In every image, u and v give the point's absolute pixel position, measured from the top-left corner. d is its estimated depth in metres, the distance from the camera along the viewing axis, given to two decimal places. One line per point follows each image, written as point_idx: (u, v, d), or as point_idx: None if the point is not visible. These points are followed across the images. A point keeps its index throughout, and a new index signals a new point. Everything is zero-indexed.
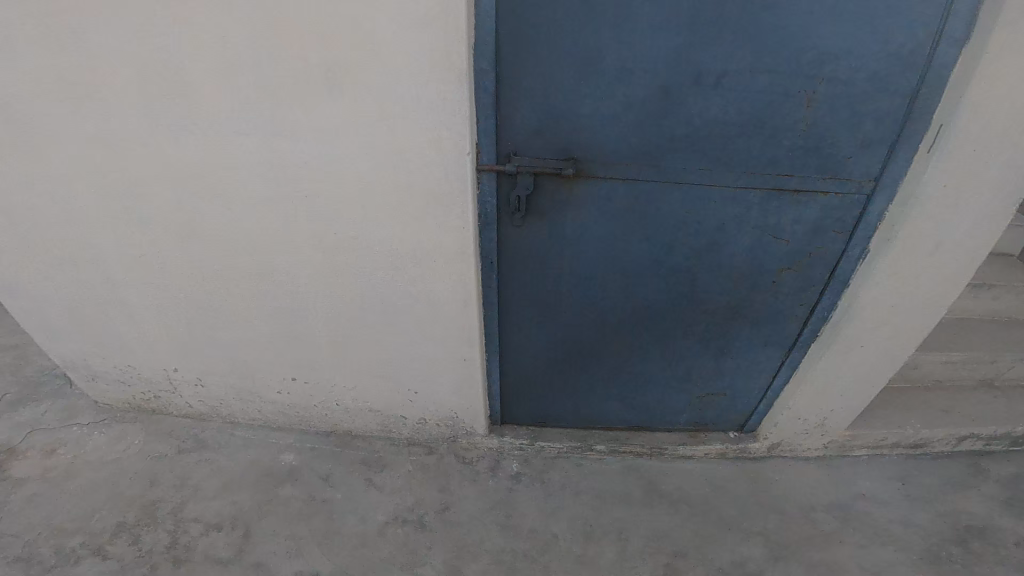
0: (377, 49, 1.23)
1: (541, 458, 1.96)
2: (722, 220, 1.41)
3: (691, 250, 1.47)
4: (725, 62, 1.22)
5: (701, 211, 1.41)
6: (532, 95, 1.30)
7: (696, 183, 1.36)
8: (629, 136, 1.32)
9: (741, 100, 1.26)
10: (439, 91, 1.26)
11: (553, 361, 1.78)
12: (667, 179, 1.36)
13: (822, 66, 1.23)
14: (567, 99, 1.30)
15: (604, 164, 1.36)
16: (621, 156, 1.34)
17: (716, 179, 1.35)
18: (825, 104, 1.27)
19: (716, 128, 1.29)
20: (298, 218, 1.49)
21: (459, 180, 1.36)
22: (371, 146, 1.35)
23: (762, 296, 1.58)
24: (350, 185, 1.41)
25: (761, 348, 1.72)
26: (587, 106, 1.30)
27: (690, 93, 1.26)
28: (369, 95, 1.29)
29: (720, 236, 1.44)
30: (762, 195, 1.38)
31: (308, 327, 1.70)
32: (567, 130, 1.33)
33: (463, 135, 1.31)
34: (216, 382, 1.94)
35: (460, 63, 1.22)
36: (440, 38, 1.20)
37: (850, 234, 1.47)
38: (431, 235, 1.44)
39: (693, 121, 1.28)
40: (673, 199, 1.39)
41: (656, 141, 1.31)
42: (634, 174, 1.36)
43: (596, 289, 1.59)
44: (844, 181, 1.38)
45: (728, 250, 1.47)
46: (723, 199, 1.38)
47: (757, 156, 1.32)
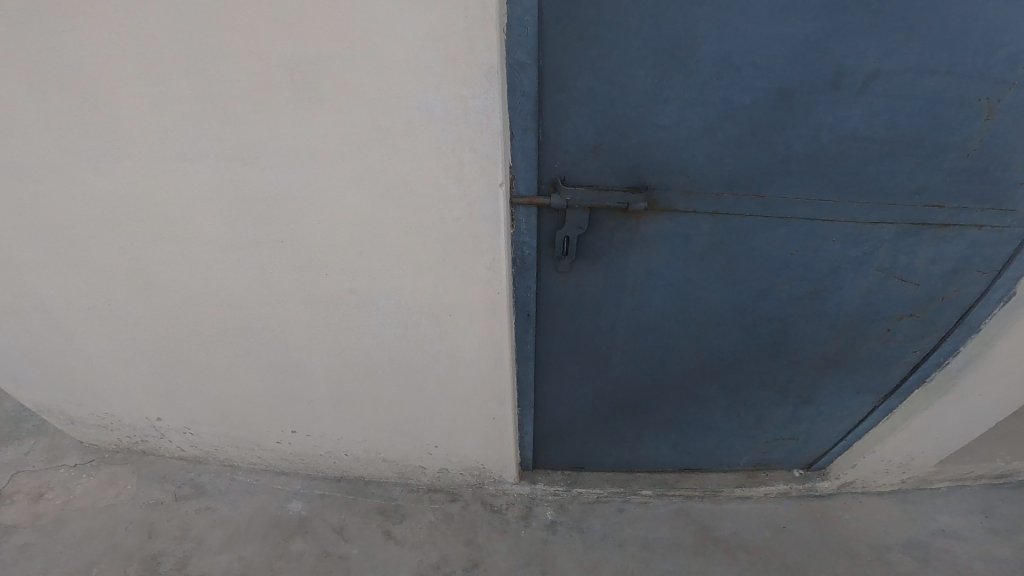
0: (365, 42, 0.84)
1: (579, 504, 1.70)
2: (836, 262, 1.10)
3: (789, 297, 1.17)
4: (878, 58, 0.86)
5: (812, 252, 1.09)
6: (595, 104, 0.94)
7: (814, 220, 1.04)
8: (724, 158, 0.97)
9: (893, 111, 0.91)
10: (458, 98, 0.88)
11: (598, 411, 1.48)
12: (773, 213, 1.03)
13: (1020, 64, 0.86)
14: (643, 107, 0.93)
15: (687, 194, 1.01)
16: (713, 185, 1.00)
17: (842, 214, 1.03)
18: (1012, 116, 0.91)
19: (858, 150, 0.95)
20: (277, 265, 1.14)
21: (487, 220, 1.00)
22: (364, 176, 0.98)
23: (866, 344, 1.28)
24: (340, 227, 1.06)
25: (849, 394, 1.44)
26: (670, 117, 0.94)
27: (824, 102, 0.90)
28: (358, 108, 0.91)
29: (831, 280, 1.14)
30: (896, 231, 1.06)
31: (306, 383, 1.43)
32: (640, 148, 0.97)
33: (494, 160, 0.93)
34: (208, 431, 1.71)
35: (488, 57, 0.83)
36: (458, 21, 0.80)
37: (1000, 274, 1.13)
38: (451, 287, 1.11)
39: (823, 139, 0.94)
40: (777, 238, 1.07)
41: (763, 164, 0.97)
42: (727, 207, 1.02)
43: (659, 338, 1.27)
44: (1011, 214, 1.03)
45: (839, 295, 1.16)
46: (844, 241, 1.07)
47: (902, 184, 0.99)
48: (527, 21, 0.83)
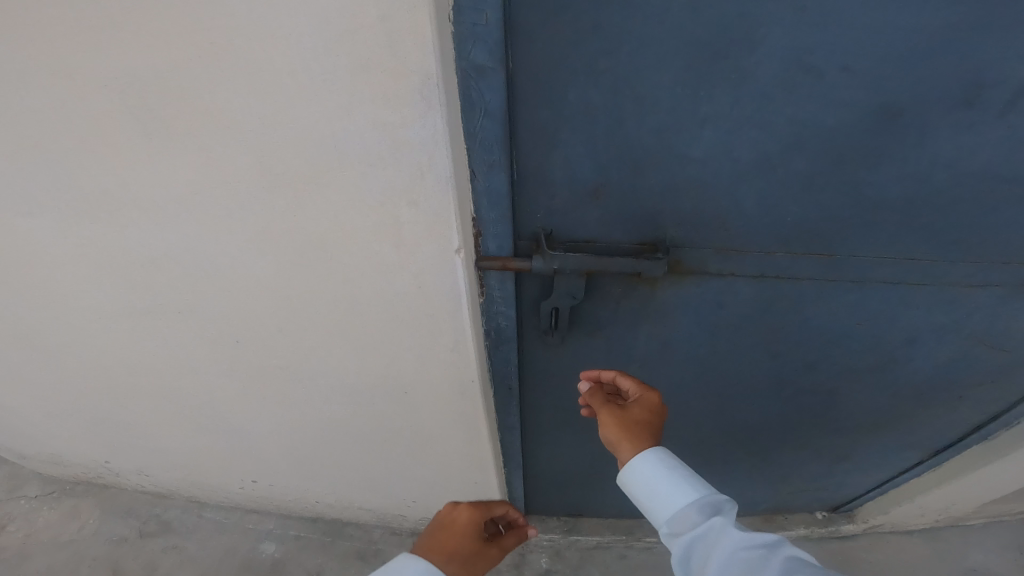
0: (219, 44, 0.51)
1: (577, 551, 1.51)
2: (917, 332, 0.85)
3: (842, 368, 0.92)
4: None
5: (886, 319, 0.82)
6: (596, 131, 0.63)
7: (897, 283, 0.76)
8: (782, 203, 0.66)
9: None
10: (380, 126, 0.56)
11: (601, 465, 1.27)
12: (842, 277, 0.75)
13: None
14: (666, 134, 0.62)
15: (724, 253, 0.72)
16: (763, 241, 0.70)
17: (940, 275, 0.75)
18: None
19: (981, 194, 0.65)
20: (184, 340, 0.92)
21: (443, 293, 0.72)
22: (266, 238, 0.69)
23: (923, 408, 1.06)
24: (250, 299, 0.79)
25: (894, 450, 1.22)
26: (707, 149, 0.62)
27: (946, 128, 0.59)
28: (234, 147, 0.59)
29: (901, 352, 0.90)
30: (1002, 295, 0.78)
31: (258, 442, 1.24)
32: (659, 191, 0.67)
33: (445, 216, 0.64)
34: (164, 474, 1.53)
35: (423, 63, 0.51)
36: (366, 6, 0.48)
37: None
38: (405, 367, 0.85)
39: (935, 179, 0.64)
40: (841, 304, 0.80)
41: (839, 212, 0.67)
42: (780, 269, 0.74)
43: (674, 405, 1.02)
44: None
45: (911, 366, 0.93)
46: (933, 306, 0.80)
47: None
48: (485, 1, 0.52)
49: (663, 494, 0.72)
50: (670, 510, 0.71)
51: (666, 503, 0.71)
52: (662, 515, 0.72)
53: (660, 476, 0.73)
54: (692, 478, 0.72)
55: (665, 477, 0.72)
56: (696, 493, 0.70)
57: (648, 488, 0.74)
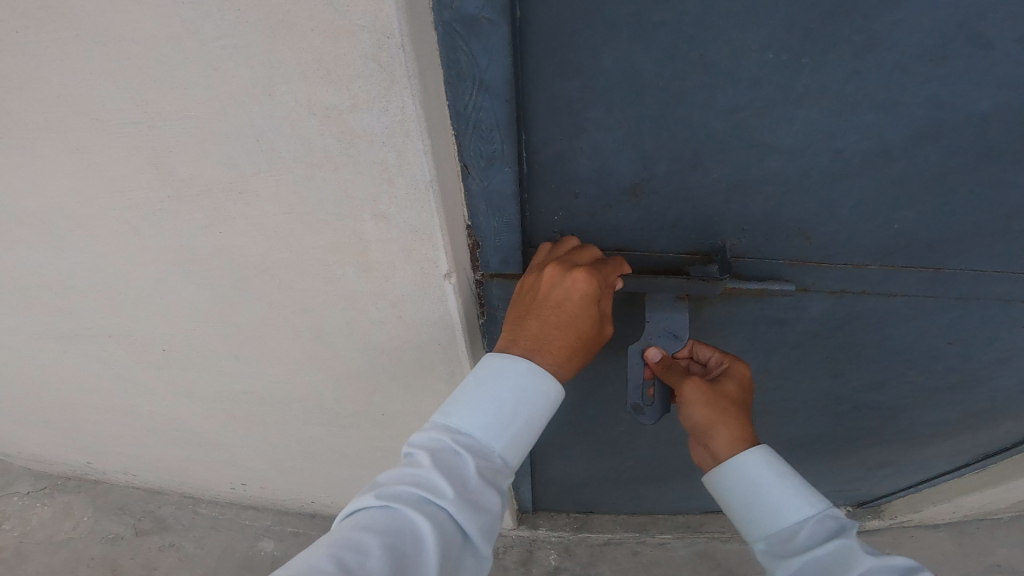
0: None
1: (587, 548, 1.41)
2: (1011, 352, 0.71)
3: (913, 388, 0.79)
4: None
5: (980, 340, 0.68)
6: (646, 109, 0.46)
7: (1006, 299, 0.62)
8: (881, 209, 0.53)
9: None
10: (317, 121, 0.40)
11: (620, 469, 1.18)
12: (943, 295, 0.61)
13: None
14: (745, 114, 0.46)
15: (800, 267, 0.59)
16: (863, 252, 0.57)
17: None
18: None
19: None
20: (125, 365, 0.79)
21: (430, 323, 0.57)
22: (188, 260, 0.54)
23: (992, 424, 0.93)
24: (191, 328, 0.65)
25: (943, 461, 1.11)
26: (802, 139, 0.48)
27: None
28: (120, 148, 0.44)
29: (988, 371, 0.75)
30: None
31: (243, 452, 1.11)
32: (725, 194, 0.53)
33: (428, 233, 0.47)
34: (150, 474, 1.41)
35: (378, 18, 0.35)
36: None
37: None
38: (392, 396, 0.73)
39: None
40: (932, 325, 0.66)
41: (950, 219, 0.53)
42: (867, 285, 0.61)
43: None
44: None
45: (990, 384, 0.79)
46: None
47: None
48: None
49: (768, 506, 0.55)
50: (773, 525, 0.54)
51: (768, 517, 0.55)
52: (759, 530, 0.56)
53: (767, 482, 0.56)
54: (804, 487, 0.55)
55: (771, 483, 0.56)
56: (813, 507, 0.54)
57: (750, 496, 0.56)
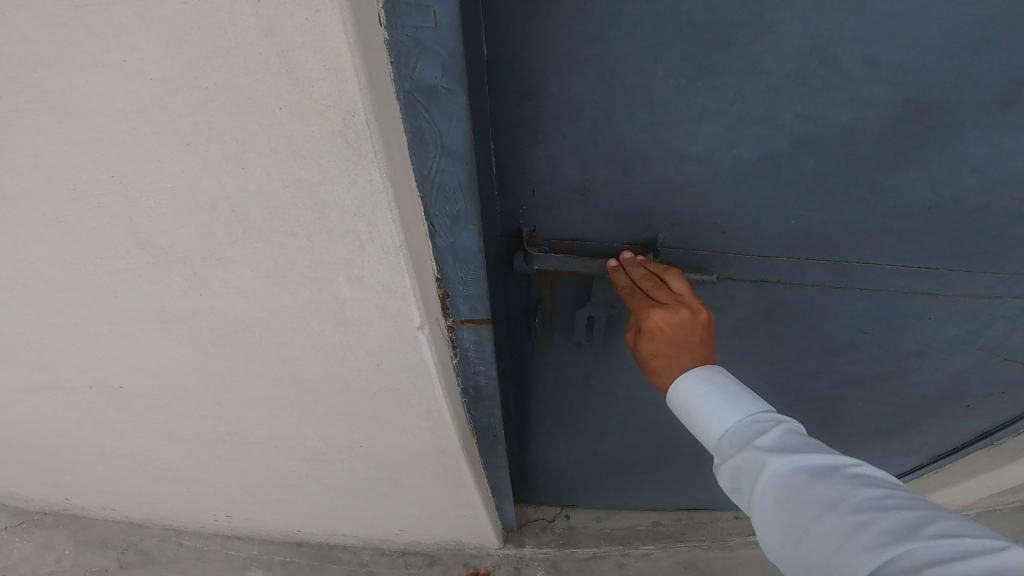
0: (22, 79, 0.36)
1: (574, 562, 1.43)
2: (925, 341, 0.80)
3: (845, 376, 0.88)
4: None
5: (892, 329, 0.78)
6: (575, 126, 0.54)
7: (904, 290, 0.71)
8: (785, 210, 0.62)
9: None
10: (290, 195, 0.42)
11: (597, 462, 1.25)
12: (843, 283, 0.70)
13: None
14: (660, 133, 0.54)
15: (722, 258, 0.67)
16: (782, 249, 0.66)
17: (954, 288, 0.71)
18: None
19: (1004, 203, 0.60)
20: (105, 411, 0.79)
21: (405, 370, 0.59)
22: (169, 319, 0.55)
23: (931, 419, 1.01)
24: (172, 378, 0.66)
25: (900, 461, 1.15)
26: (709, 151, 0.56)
27: (975, 136, 0.54)
28: (100, 219, 0.45)
29: (909, 361, 0.84)
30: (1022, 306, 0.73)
31: (225, 486, 1.11)
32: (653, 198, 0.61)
33: (400, 291, 0.49)
34: (131, 508, 1.38)
35: (343, 98, 0.37)
36: (237, 14, 0.33)
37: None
38: (373, 434, 0.75)
39: (958, 184, 0.59)
40: (846, 313, 0.75)
41: (845, 217, 0.62)
42: (779, 274, 0.69)
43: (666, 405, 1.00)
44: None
45: (915, 375, 0.87)
46: (943, 316, 0.74)
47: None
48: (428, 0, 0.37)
49: (712, 411, 0.59)
50: (713, 430, 0.59)
51: (716, 423, 0.59)
52: (704, 434, 0.61)
53: (704, 394, 0.60)
54: (737, 392, 0.59)
55: (707, 395, 0.60)
56: (744, 411, 0.58)
57: (689, 408, 0.61)
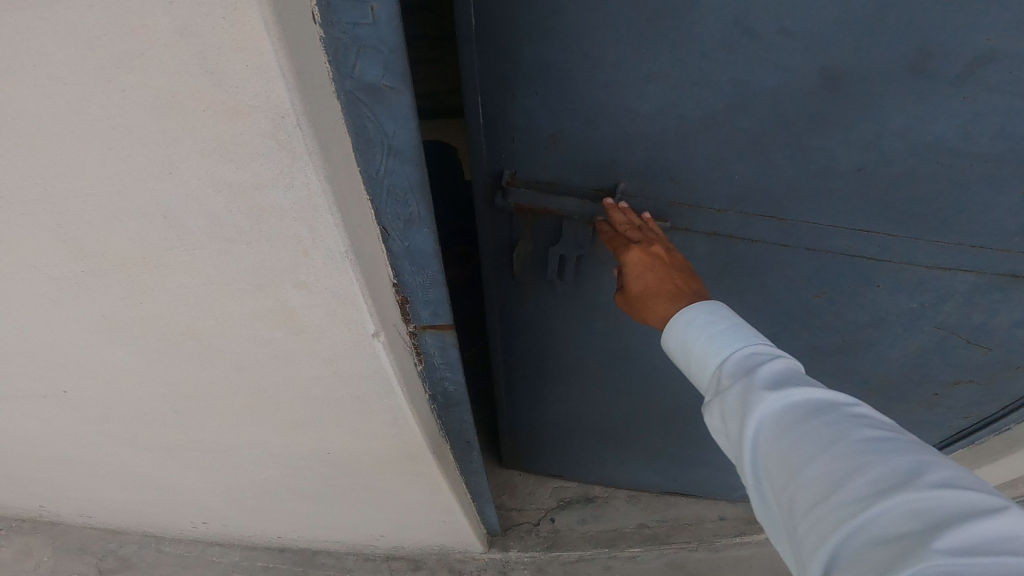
0: None
1: (560, 566, 1.41)
2: (879, 314, 0.79)
3: (804, 351, 0.87)
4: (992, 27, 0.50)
5: (848, 297, 0.77)
6: (532, 69, 0.59)
7: (851, 256, 0.71)
8: (726, 164, 0.64)
9: (1009, 113, 0.56)
10: (226, 199, 0.40)
11: (575, 433, 1.27)
12: (789, 241, 0.70)
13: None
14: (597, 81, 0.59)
15: (677, 208, 0.68)
16: (723, 200, 0.67)
17: (902, 255, 0.70)
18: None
19: (938, 167, 0.61)
20: (63, 420, 0.77)
21: (365, 378, 0.56)
22: (113, 328, 0.52)
23: (906, 410, 0.98)
24: (125, 387, 0.64)
25: None
26: (656, 104, 0.60)
27: (893, 97, 0.56)
28: (24, 228, 0.42)
29: (867, 336, 0.83)
30: (977, 281, 0.72)
31: (199, 493, 1.09)
32: (613, 143, 0.64)
33: (350, 298, 0.47)
34: (108, 515, 1.36)
35: (270, 98, 0.34)
36: (151, 15, 0.31)
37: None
38: (339, 441, 0.73)
39: (885, 147, 0.60)
40: (798, 275, 0.75)
41: (785, 175, 0.64)
42: (733, 229, 0.70)
43: (632, 373, 1.01)
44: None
45: (876, 354, 0.86)
46: (895, 287, 0.75)
47: (992, 220, 0.65)
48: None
49: (708, 342, 0.53)
50: (703, 364, 0.53)
51: (710, 356, 0.52)
52: (696, 374, 0.54)
53: (701, 325, 0.55)
54: (736, 327, 0.53)
55: (702, 327, 0.54)
56: (740, 344, 0.51)
57: (684, 341, 0.56)
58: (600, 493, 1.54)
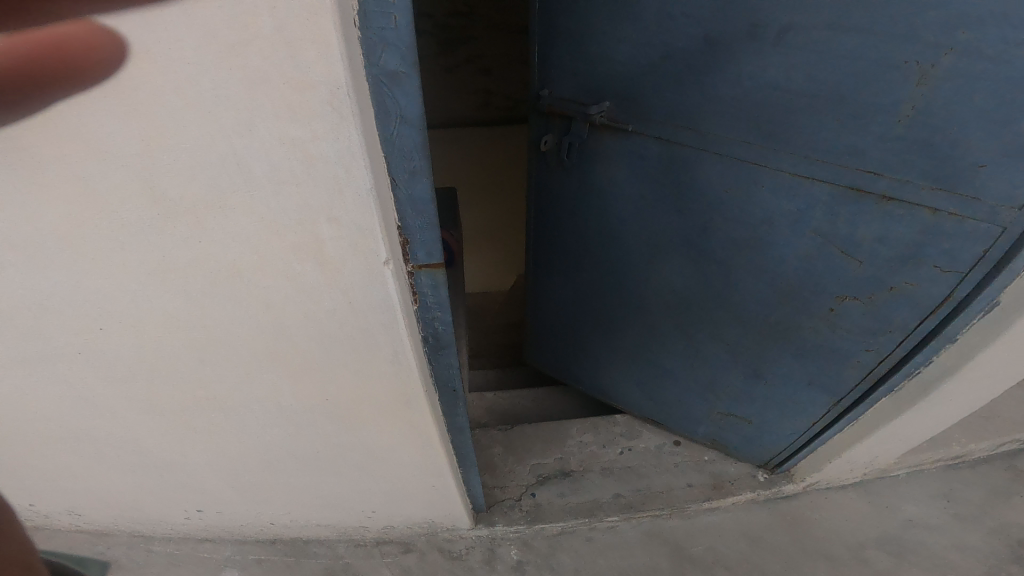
0: None
1: (545, 539, 1.51)
2: (771, 213, 1.08)
3: (728, 238, 1.18)
4: (795, 9, 0.87)
5: (745, 196, 1.09)
6: (564, 32, 1.13)
7: (739, 161, 1.06)
8: (661, 89, 1.07)
9: (812, 66, 0.90)
10: (284, 150, 0.53)
11: (576, 320, 1.66)
12: (708, 147, 1.08)
13: (961, 25, 0.77)
14: (582, 35, 1.11)
15: (637, 117, 1.14)
16: (656, 113, 1.11)
17: (771, 161, 1.03)
18: (957, 83, 0.81)
19: (778, 99, 0.96)
20: (89, 381, 0.85)
21: (374, 308, 0.69)
22: (168, 270, 0.64)
23: (816, 336, 1.19)
24: (161, 334, 0.74)
25: (804, 386, 1.29)
26: (625, 54, 1.07)
27: (742, 52, 0.95)
28: (117, 175, 0.54)
29: (765, 231, 1.12)
30: (831, 191, 1.00)
31: (200, 471, 1.15)
32: (603, 74, 1.12)
33: (370, 230, 0.60)
34: (100, 511, 1.37)
35: (330, 75, 0.48)
36: (256, 15, 0.44)
37: (990, 272, 0.91)
38: (346, 385, 0.84)
39: (744, 84, 0.98)
40: (712, 173, 1.11)
41: (694, 100, 1.05)
42: (671, 135, 1.11)
43: (615, 260, 1.41)
44: (975, 202, 0.87)
45: (776, 252, 1.13)
46: (776, 190, 1.05)
47: (825, 142, 0.96)
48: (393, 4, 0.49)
49: None
50: None
51: None
52: None
53: None
54: None
55: None
56: None
57: None
58: (576, 468, 1.67)
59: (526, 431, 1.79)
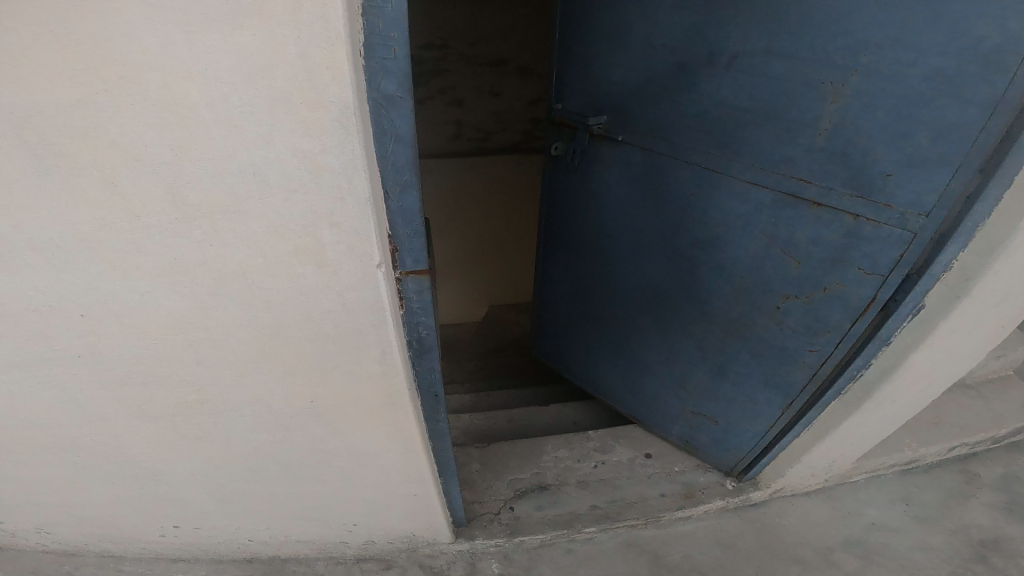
0: (133, 78, 0.56)
1: (525, 551, 1.53)
2: (726, 215, 1.25)
3: (691, 237, 1.34)
4: (741, 41, 1.09)
5: (706, 198, 1.27)
6: (575, 59, 1.43)
7: (699, 167, 1.25)
8: (640, 104, 1.32)
9: (752, 87, 1.11)
10: (297, 161, 0.62)
11: (572, 309, 1.85)
12: (679, 157, 1.29)
13: (862, 52, 0.96)
14: (586, 61, 1.41)
15: (626, 130, 1.38)
16: (640, 126, 1.34)
17: (725, 168, 1.21)
18: (861, 100, 0.98)
19: (727, 114, 1.16)
20: (83, 384, 0.88)
21: (365, 308, 0.76)
22: (178, 271, 0.70)
23: (770, 338, 1.30)
24: (162, 335, 0.78)
25: (761, 387, 1.39)
26: (619, 75, 1.34)
27: (700, 74, 1.18)
28: (147, 181, 0.62)
29: (722, 233, 1.28)
30: (774, 197, 1.16)
31: (180, 483, 1.15)
32: (599, 92, 1.40)
33: (367, 234, 0.69)
34: (71, 529, 1.34)
35: (342, 96, 0.59)
36: (285, 46, 0.55)
37: (906, 277, 1.03)
38: (335, 386, 0.89)
39: (704, 103, 1.20)
40: (682, 178, 1.30)
41: (668, 115, 1.27)
42: (651, 145, 1.33)
43: (604, 254, 1.61)
44: (886, 207, 1.01)
45: (731, 252, 1.28)
46: (729, 195, 1.22)
47: (767, 153, 1.13)
48: (393, 37, 0.58)
49: None
50: None
51: None
52: None
53: None
54: None
55: None
56: None
57: None
58: (553, 481, 1.69)
59: (501, 448, 1.81)
